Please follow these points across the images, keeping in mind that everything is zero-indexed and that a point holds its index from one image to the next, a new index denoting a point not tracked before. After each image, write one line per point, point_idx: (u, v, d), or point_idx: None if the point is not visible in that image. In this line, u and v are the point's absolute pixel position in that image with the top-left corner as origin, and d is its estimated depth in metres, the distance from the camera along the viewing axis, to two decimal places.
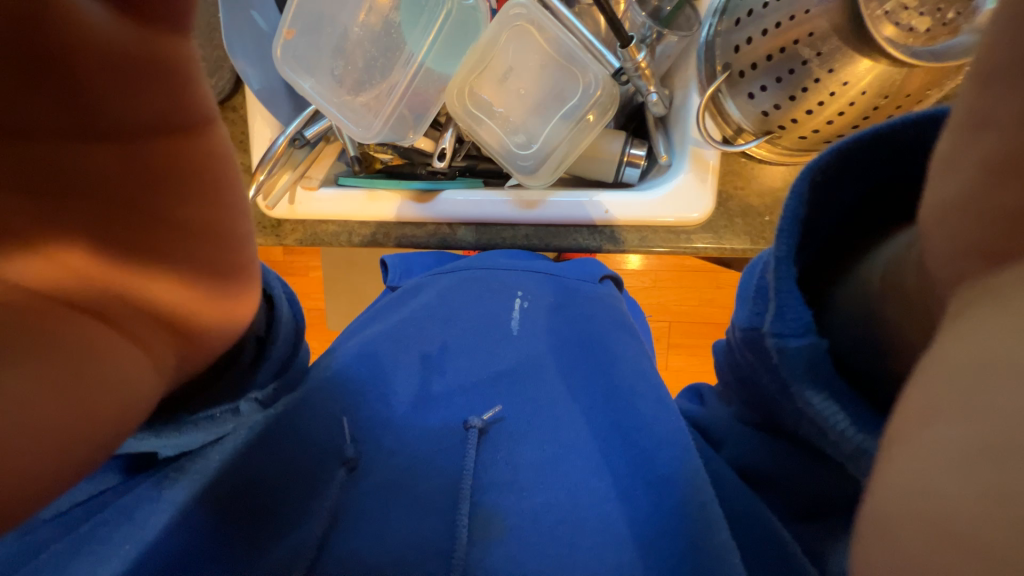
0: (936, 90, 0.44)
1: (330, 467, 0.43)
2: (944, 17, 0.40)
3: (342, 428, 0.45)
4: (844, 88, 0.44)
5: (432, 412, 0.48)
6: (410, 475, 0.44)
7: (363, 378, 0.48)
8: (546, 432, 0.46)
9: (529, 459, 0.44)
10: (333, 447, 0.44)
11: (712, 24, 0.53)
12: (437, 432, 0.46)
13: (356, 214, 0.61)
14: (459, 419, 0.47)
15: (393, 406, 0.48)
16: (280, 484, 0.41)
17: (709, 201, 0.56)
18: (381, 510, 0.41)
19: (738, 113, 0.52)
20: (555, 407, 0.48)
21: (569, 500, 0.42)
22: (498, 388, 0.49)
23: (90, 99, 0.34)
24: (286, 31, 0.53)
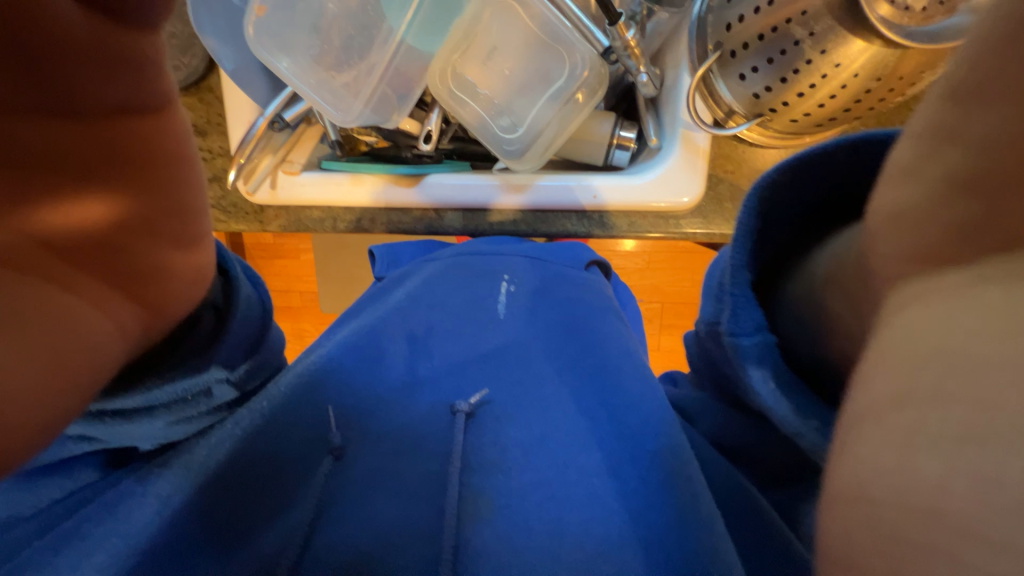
0: (930, 74, 0.43)
1: (318, 455, 0.44)
2: None
3: (327, 415, 0.44)
4: (836, 70, 0.43)
5: (417, 393, 0.48)
6: (395, 458, 0.44)
7: (347, 362, 0.47)
8: (534, 411, 0.46)
9: (518, 439, 0.44)
10: (320, 436, 0.44)
11: (705, 0, 0.51)
12: (424, 416, 0.47)
13: (339, 199, 0.60)
14: (446, 401, 0.47)
15: (378, 391, 0.47)
16: (266, 476, 0.41)
17: (700, 184, 0.56)
18: (369, 493, 0.42)
19: (729, 95, 0.51)
20: (543, 387, 0.48)
21: (558, 477, 0.42)
22: (485, 368, 0.49)
23: (53, 82, 0.34)
24: (258, 8, 0.50)
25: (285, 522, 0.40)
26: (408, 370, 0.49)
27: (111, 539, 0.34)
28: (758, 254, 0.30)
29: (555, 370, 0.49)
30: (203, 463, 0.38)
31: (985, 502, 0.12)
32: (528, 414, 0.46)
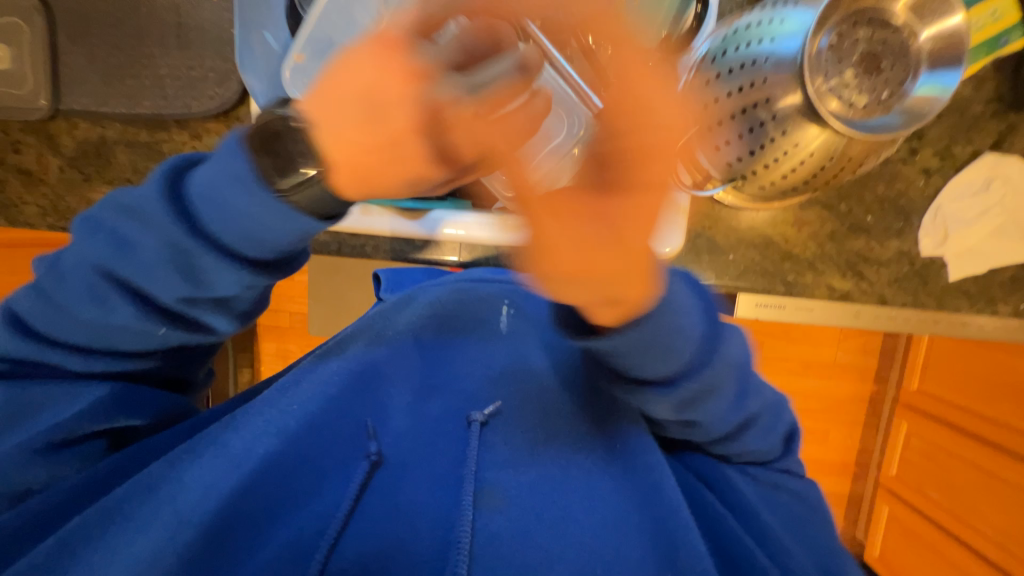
0: (872, 158, 0.51)
1: (355, 462, 0.49)
2: (881, 96, 0.49)
3: (362, 427, 0.50)
4: (795, 149, 0.50)
5: (430, 400, 0.54)
6: (412, 464, 0.49)
7: (359, 382, 0.52)
8: (535, 429, 0.50)
9: (519, 448, 0.49)
10: (355, 446, 0.49)
11: (687, 77, 0.56)
12: (439, 422, 0.52)
13: (348, 228, 0.64)
14: (460, 410, 0.52)
15: (393, 404, 0.53)
16: (293, 480, 0.47)
17: (681, 238, 0.61)
18: (394, 490, 0.48)
19: (707, 163, 0.55)
20: (543, 408, 0.51)
21: (558, 489, 0.47)
22: (495, 386, 0.53)
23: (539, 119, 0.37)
24: (297, 57, 0.56)
25: (309, 510, 0.46)
26: (422, 386, 0.55)
27: (165, 513, 0.43)
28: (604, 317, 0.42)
29: (548, 405, 0.51)
30: (237, 458, 0.46)
31: None
32: (533, 434, 0.50)
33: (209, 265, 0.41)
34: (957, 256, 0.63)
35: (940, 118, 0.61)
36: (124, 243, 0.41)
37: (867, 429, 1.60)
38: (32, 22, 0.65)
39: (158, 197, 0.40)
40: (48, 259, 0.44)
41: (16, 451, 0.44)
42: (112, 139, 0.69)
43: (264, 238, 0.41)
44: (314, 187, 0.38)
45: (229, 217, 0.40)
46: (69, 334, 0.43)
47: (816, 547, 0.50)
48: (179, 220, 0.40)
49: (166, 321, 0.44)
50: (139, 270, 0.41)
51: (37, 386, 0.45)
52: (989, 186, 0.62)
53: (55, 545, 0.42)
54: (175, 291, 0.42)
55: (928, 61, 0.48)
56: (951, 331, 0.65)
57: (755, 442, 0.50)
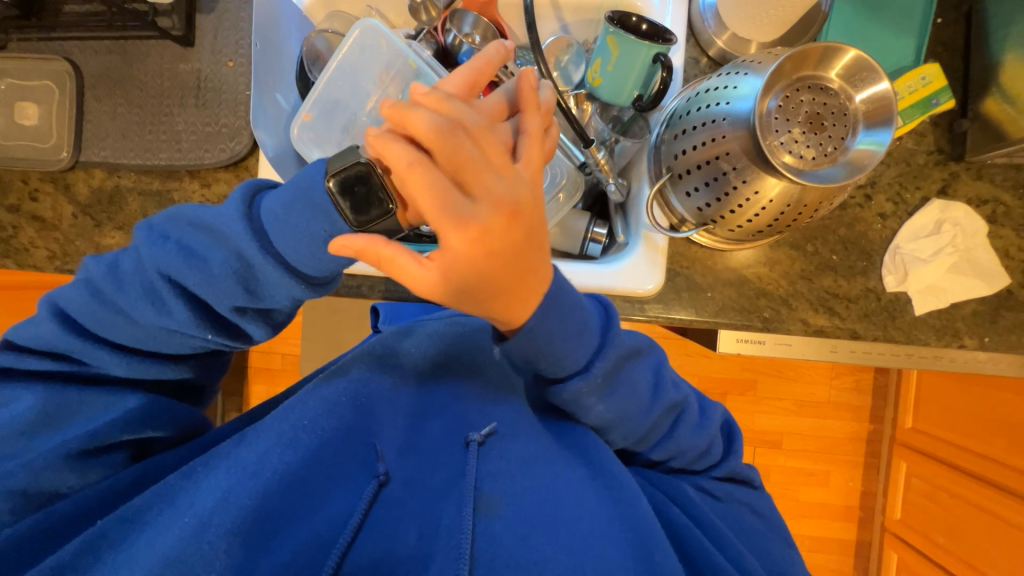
0: (826, 204, 0.56)
1: (365, 479, 0.49)
2: (827, 150, 0.54)
3: (370, 450, 0.51)
4: (756, 196, 0.55)
5: (430, 419, 0.55)
6: (416, 481, 0.51)
7: (355, 408, 0.53)
8: (529, 448, 0.53)
9: (518, 458, 0.52)
10: (365, 465, 0.50)
11: (660, 133, 0.64)
12: (443, 439, 0.54)
13: (345, 269, 0.69)
14: (461, 430, 0.54)
15: (391, 428, 0.54)
16: (307, 489, 0.47)
17: (659, 277, 0.65)
18: (400, 506, 0.49)
19: (681, 207, 0.63)
20: (535, 429, 0.55)
21: (552, 505, 0.49)
22: (490, 406, 0.56)
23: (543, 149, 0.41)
24: (305, 115, 0.62)
25: (322, 516, 0.46)
26: (422, 407, 0.56)
27: (182, 519, 0.43)
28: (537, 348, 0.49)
29: (533, 430, 0.55)
30: (251, 468, 0.46)
31: None
32: (524, 455, 0.53)
33: (268, 279, 0.44)
34: (920, 292, 0.67)
35: (888, 168, 0.68)
36: (191, 252, 0.43)
37: (868, 470, 1.58)
38: (65, 85, 0.72)
39: (236, 214, 0.43)
40: (104, 260, 0.45)
41: (49, 453, 0.44)
42: (126, 187, 0.73)
43: (324, 261, 0.44)
44: (393, 219, 0.42)
45: (295, 238, 0.42)
46: (119, 336, 0.45)
47: (772, 560, 0.54)
48: (251, 235, 0.43)
49: (214, 327, 0.46)
50: (202, 279, 0.43)
51: (73, 389, 0.46)
52: (940, 227, 0.67)
53: (81, 545, 0.41)
54: (232, 301, 0.44)
55: (862, 122, 0.54)
56: (923, 364, 0.68)
57: (687, 437, 0.54)
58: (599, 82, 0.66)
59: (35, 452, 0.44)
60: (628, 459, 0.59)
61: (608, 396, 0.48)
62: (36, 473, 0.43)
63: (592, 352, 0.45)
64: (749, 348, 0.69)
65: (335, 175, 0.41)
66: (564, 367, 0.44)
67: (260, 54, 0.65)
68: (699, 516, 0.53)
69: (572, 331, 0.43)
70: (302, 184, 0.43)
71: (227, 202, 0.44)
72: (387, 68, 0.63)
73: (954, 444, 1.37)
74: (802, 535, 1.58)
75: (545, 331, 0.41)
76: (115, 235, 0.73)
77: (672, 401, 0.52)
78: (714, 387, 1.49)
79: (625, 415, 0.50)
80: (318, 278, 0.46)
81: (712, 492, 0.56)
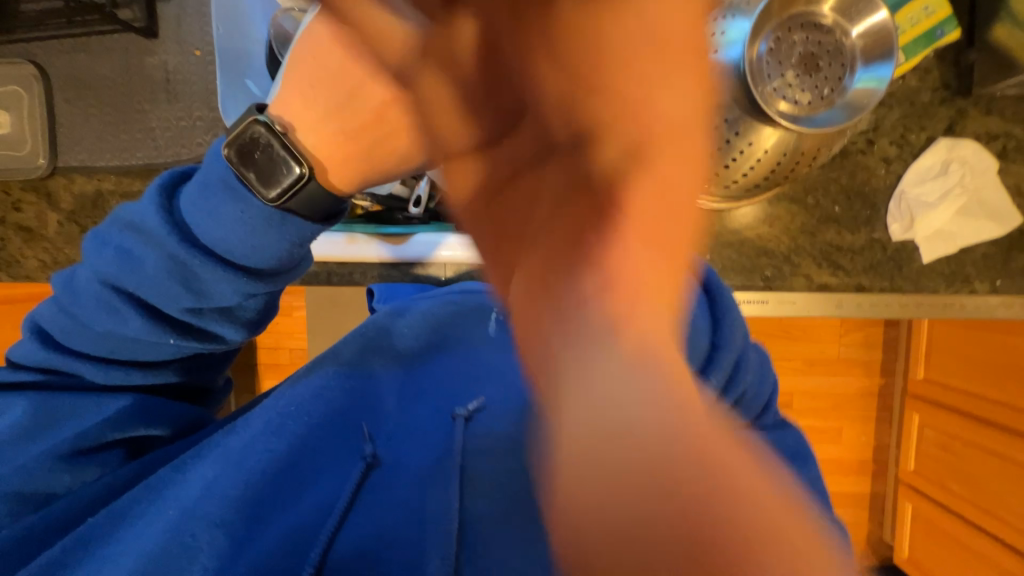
0: (824, 151, 0.53)
1: (353, 462, 0.49)
2: (822, 92, 0.51)
3: (359, 432, 0.51)
4: (750, 148, 0.53)
5: (423, 400, 0.56)
6: (407, 461, 0.50)
7: (350, 392, 0.54)
8: None
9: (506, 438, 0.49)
10: (353, 449, 0.50)
11: None
12: (430, 419, 0.54)
13: (336, 257, 0.68)
14: (447, 409, 0.55)
15: (385, 410, 0.55)
16: (291, 479, 0.47)
17: None
18: (387, 489, 0.47)
19: None
20: None
21: None
22: (478, 383, 0.57)
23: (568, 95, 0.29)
24: None
25: (308, 502, 0.46)
26: (412, 388, 0.57)
27: (169, 510, 0.44)
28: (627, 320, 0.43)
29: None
30: (236, 457, 0.47)
31: None
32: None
33: (208, 276, 0.41)
34: (927, 238, 0.65)
35: (891, 110, 0.64)
36: (128, 254, 0.41)
37: (880, 423, 1.58)
38: (31, 89, 0.70)
39: (155, 208, 0.42)
40: (65, 274, 0.45)
41: (42, 459, 0.43)
42: (107, 190, 0.72)
43: (260, 249, 0.42)
44: (309, 185, 0.41)
45: (222, 227, 0.41)
46: (89, 346, 0.44)
47: None
48: (176, 232, 0.41)
49: (175, 331, 0.44)
50: (142, 282, 0.41)
51: (65, 397, 0.44)
52: (947, 168, 0.64)
53: (72, 541, 0.42)
54: (179, 302, 0.42)
55: (860, 59, 0.51)
56: (934, 312, 0.66)
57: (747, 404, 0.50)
58: None
59: (27, 457, 0.43)
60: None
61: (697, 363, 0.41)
62: (31, 476, 0.43)
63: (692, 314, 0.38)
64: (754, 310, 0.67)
65: (231, 142, 0.41)
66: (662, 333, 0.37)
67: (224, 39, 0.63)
68: None
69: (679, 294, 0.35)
70: (209, 166, 0.42)
71: (145, 197, 0.42)
72: None
73: (963, 391, 1.37)
74: None
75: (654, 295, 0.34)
76: None
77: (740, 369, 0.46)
78: None
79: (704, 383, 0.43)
80: (266, 269, 0.43)
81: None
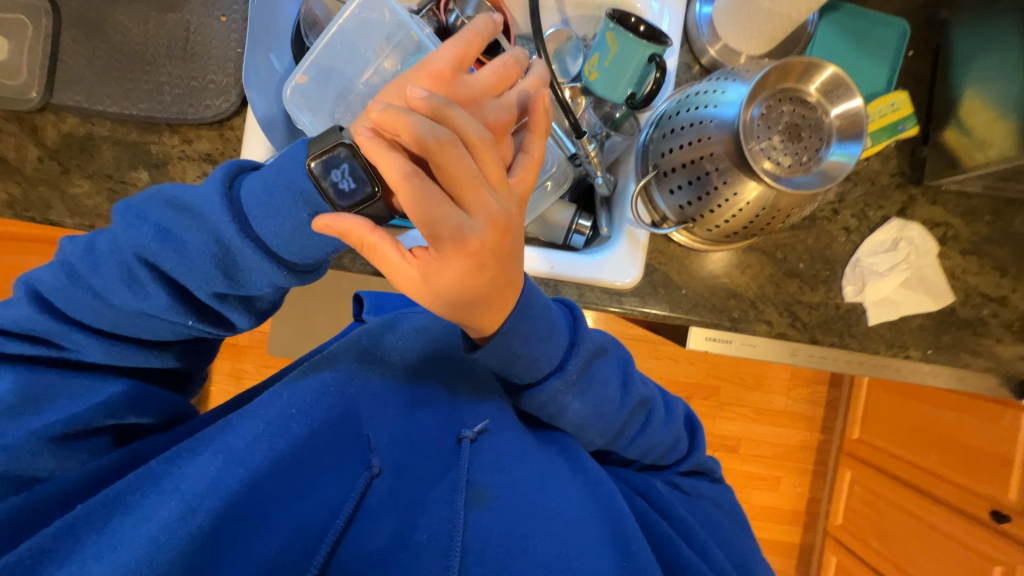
0: (797, 211, 0.60)
1: (355, 471, 0.50)
2: (802, 159, 0.58)
3: (365, 441, 0.52)
4: (735, 197, 0.58)
5: (419, 410, 0.56)
6: (407, 467, 0.52)
7: (347, 412, 0.53)
8: (507, 457, 0.55)
9: (507, 449, 0.55)
10: (356, 456, 0.51)
11: (649, 132, 0.67)
12: (434, 433, 0.55)
13: None
14: (453, 429, 0.56)
15: (378, 420, 0.54)
16: (291, 487, 0.47)
17: (638, 270, 0.69)
18: (393, 496, 0.50)
19: (663, 205, 0.66)
20: (514, 434, 0.57)
21: (534, 500, 0.52)
22: (484, 402, 0.59)
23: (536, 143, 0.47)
24: (300, 77, 0.62)
25: (314, 503, 0.47)
26: (411, 398, 0.57)
27: (171, 501, 0.42)
28: (603, 402, 0.56)
29: (516, 428, 0.58)
30: (238, 453, 0.46)
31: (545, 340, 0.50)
32: (511, 450, 0.55)
33: (246, 265, 0.45)
34: (874, 304, 0.72)
35: (855, 186, 0.73)
36: (169, 234, 0.44)
37: (815, 478, 1.68)
38: (38, 23, 0.68)
39: (216, 193, 0.44)
40: (80, 242, 0.46)
41: (30, 437, 0.43)
42: (99, 136, 0.70)
43: (305, 248, 0.45)
44: (379, 203, 0.45)
45: (276, 223, 0.44)
46: (96, 318, 0.46)
47: (729, 548, 0.61)
48: (232, 219, 0.44)
49: (194, 313, 0.47)
50: (179, 262, 0.44)
51: (55, 374, 0.46)
52: (897, 245, 0.72)
53: (61, 529, 0.39)
54: (212, 287, 0.46)
55: (836, 136, 0.58)
56: (872, 372, 0.74)
57: (658, 432, 0.62)
58: (594, 77, 0.68)
59: (14, 435, 0.43)
60: (603, 458, 0.65)
61: (581, 395, 0.54)
62: (17, 457, 0.43)
63: (563, 351, 0.52)
64: (716, 346, 0.73)
65: (318, 158, 0.43)
66: (537, 369, 0.51)
67: (256, 12, 0.63)
68: (664, 507, 0.59)
69: (544, 333, 0.49)
70: (283, 167, 0.44)
71: (208, 181, 0.45)
72: (387, 38, 0.63)
73: (889, 455, 1.48)
74: (756, 537, 1.66)
75: (518, 334, 0.48)
76: (83, 183, 0.70)
77: (642, 396, 0.60)
78: (680, 389, 1.57)
79: (600, 412, 0.56)
80: (301, 266, 0.47)
81: (678, 485, 0.64)
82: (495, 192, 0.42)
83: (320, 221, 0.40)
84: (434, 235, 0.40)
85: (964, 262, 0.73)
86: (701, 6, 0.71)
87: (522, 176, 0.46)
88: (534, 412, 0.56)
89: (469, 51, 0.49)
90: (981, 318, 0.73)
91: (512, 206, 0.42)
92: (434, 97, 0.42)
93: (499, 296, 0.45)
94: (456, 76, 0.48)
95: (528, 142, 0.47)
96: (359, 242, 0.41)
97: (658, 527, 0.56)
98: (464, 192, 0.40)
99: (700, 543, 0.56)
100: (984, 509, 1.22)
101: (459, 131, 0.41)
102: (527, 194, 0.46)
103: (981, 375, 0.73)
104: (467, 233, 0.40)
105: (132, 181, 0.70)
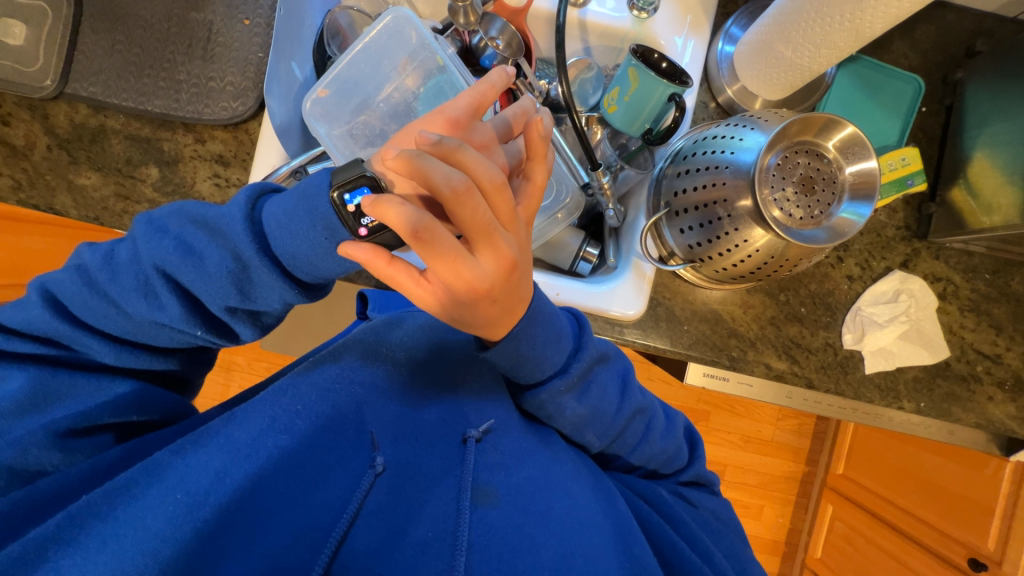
0: (805, 261, 0.60)
1: (359, 470, 0.50)
2: (814, 212, 0.59)
3: (369, 435, 0.52)
4: (744, 243, 0.59)
5: (424, 406, 0.57)
6: (415, 463, 0.52)
7: (349, 411, 0.52)
8: (511, 461, 0.55)
9: (512, 451, 0.56)
10: (361, 458, 0.50)
11: (663, 166, 0.67)
12: (437, 441, 0.54)
13: None
14: (457, 430, 0.56)
15: (376, 421, 0.54)
16: (297, 478, 0.47)
17: (642, 303, 0.69)
18: (398, 493, 0.50)
19: (672, 241, 0.66)
20: (519, 439, 0.57)
21: (540, 506, 0.52)
22: (488, 407, 0.58)
23: (538, 173, 0.47)
24: (320, 91, 0.62)
25: (319, 499, 0.47)
26: (411, 394, 0.57)
27: (173, 495, 0.42)
28: (603, 404, 0.57)
29: (522, 429, 0.58)
30: (244, 448, 0.46)
31: (547, 347, 0.50)
32: (517, 449, 0.56)
33: (260, 282, 0.47)
34: (872, 353, 0.72)
35: (862, 235, 0.74)
36: (187, 251, 0.46)
37: (797, 509, 1.69)
38: (59, 10, 0.68)
39: (238, 215, 0.47)
40: (99, 250, 0.49)
41: (42, 431, 0.46)
42: (111, 128, 0.70)
43: (316, 267, 0.47)
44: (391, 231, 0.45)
45: (295, 243, 0.46)
46: (109, 325, 0.49)
47: (731, 553, 0.62)
48: (254, 241, 0.46)
49: (203, 324, 0.49)
50: (198, 279, 0.46)
51: (66, 374, 0.49)
52: (898, 296, 0.73)
53: (69, 517, 0.40)
54: (223, 301, 0.48)
55: (848, 192, 0.59)
56: (864, 419, 0.75)
57: (658, 442, 0.62)
58: (613, 109, 0.69)
59: (26, 430, 0.45)
60: (607, 464, 0.66)
61: (579, 398, 0.55)
62: (25, 451, 0.45)
63: (567, 355, 0.53)
64: (714, 382, 0.74)
65: (342, 189, 0.43)
66: (540, 371, 0.51)
67: (282, 22, 0.62)
68: (669, 513, 0.60)
69: (550, 337, 0.50)
70: (307, 193, 0.45)
71: (231, 204, 0.47)
72: (410, 57, 0.64)
73: (872, 491, 1.49)
74: None
75: (526, 337, 0.48)
76: (91, 175, 0.69)
77: (640, 405, 0.60)
78: None
79: (597, 414, 0.57)
80: (311, 283, 0.49)
81: (682, 495, 0.64)
82: (506, 232, 0.41)
83: (345, 250, 0.39)
84: (447, 279, 0.40)
85: (962, 317, 0.74)
86: (723, 45, 0.72)
87: (526, 203, 0.46)
88: (535, 412, 0.58)
89: (485, 100, 0.49)
90: (974, 373, 0.73)
91: (522, 243, 0.43)
92: (445, 139, 0.39)
93: (503, 319, 0.46)
94: (464, 120, 0.48)
95: (532, 172, 0.47)
96: (378, 272, 0.41)
97: (656, 544, 0.56)
98: (478, 239, 0.39)
99: (704, 549, 0.56)
100: (963, 555, 1.22)
101: (473, 175, 0.39)
102: (530, 221, 0.46)
103: (970, 428, 0.74)
104: (479, 279, 0.40)
105: (141, 177, 0.69)
